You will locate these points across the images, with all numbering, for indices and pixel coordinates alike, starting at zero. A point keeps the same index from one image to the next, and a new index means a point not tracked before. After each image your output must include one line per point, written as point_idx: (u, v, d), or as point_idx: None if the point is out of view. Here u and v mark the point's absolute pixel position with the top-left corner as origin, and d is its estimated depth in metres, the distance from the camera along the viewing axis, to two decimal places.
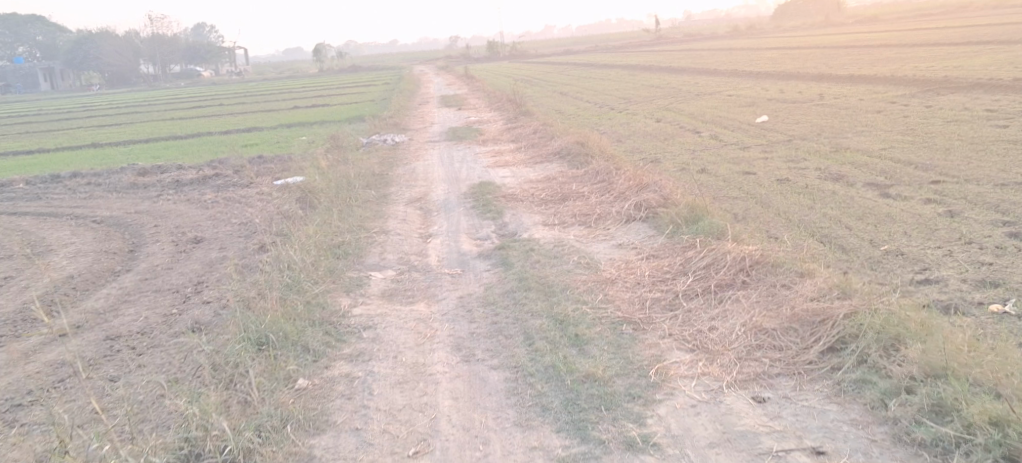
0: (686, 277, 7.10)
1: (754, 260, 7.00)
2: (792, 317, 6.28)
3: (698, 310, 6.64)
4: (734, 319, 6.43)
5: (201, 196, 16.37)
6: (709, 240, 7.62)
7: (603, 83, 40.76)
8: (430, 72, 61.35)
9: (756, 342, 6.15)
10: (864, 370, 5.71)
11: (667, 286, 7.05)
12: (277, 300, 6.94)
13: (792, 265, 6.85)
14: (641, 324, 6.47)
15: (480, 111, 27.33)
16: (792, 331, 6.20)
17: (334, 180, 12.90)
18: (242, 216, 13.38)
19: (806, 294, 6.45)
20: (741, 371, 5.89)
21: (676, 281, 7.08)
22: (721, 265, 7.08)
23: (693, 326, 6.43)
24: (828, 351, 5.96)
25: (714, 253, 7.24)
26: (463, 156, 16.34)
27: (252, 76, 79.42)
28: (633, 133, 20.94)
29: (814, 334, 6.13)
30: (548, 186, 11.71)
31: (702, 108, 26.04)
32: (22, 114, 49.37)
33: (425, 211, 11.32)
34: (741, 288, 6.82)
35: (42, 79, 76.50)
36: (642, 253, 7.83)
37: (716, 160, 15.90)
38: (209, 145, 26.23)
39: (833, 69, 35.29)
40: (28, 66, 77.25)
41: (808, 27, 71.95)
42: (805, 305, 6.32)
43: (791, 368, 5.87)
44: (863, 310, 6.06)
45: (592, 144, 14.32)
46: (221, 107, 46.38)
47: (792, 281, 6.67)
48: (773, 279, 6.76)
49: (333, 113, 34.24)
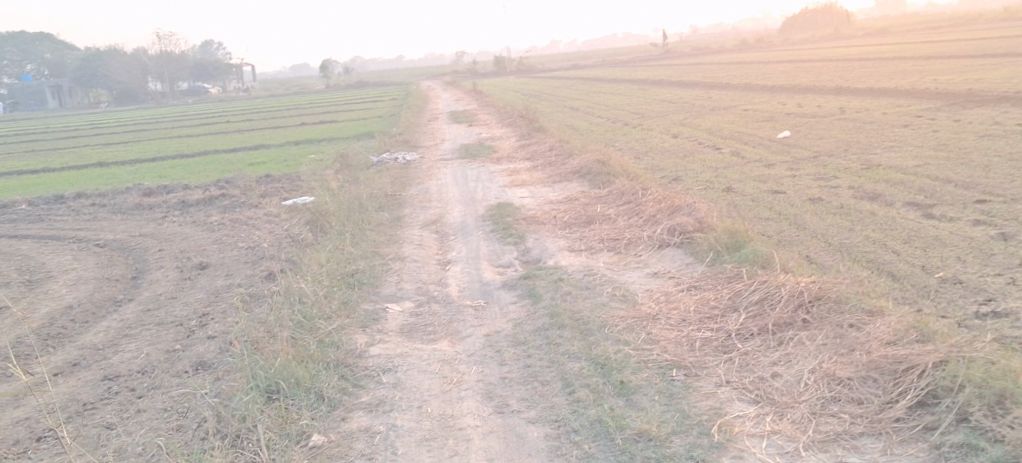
0: (737, 315, 6.54)
1: (814, 295, 6.42)
2: (869, 363, 5.65)
3: (757, 354, 6.06)
4: (800, 365, 5.84)
5: (208, 217, 15.85)
6: (756, 272, 7.08)
7: (614, 99, 40.25)
8: (438, 88, 60.93)
9: (830, 393, 5.54)
10: (967, 432, 5.01)
11: (717, 324, 6.49)
12: (288, 341, 6.35)
13: (859, 302, 6.24)
14: (693, 369, 5.91)
15: (492, 127, 26.87)
16: (872, 380, 5.57)
17: (344, 202, 12.35)
18: (249, 239, 12.81)
19: (881, 337, 5.83)
20: (817, 429, 5.28)
21: (726, 319, 6.52)
22: (777, 301, 6.49)
23: (753, 373, 5.85)
24: (917, 407, 5.30)
25: (768, 288, 6.65)
26: (477, 175, 15.78)
27: (260, 93, 79.16)
28: (651, 150, 20.37)
29: (899, 384, 5.48)
30: (570, 208, 11.13)
31: (718, 124, 25.47)
32: (30, 132, 49.20)
33: (442, 235, 10.76)
34: (802, 327, 6.23)
35: (51, 97, 76.64)
36: (683, 284, 7.28)
37: (741, 177, 15.31)
38: (216, 163, 25.71)
39: (848, 82, 34.71)
40: (37, 84, 77.42)
41: (817, 39, 71.69)
42: (882, 349, 5.69)
43: (875, 426, 5.25)
44: (957, 359, 5.39)
45: (613, 162, 13.76)
46: (228, 123, 46.09)
47: (861, 320, 6.06)
48: (839, 317, 6.16)
49: (342, 129, 33.84)
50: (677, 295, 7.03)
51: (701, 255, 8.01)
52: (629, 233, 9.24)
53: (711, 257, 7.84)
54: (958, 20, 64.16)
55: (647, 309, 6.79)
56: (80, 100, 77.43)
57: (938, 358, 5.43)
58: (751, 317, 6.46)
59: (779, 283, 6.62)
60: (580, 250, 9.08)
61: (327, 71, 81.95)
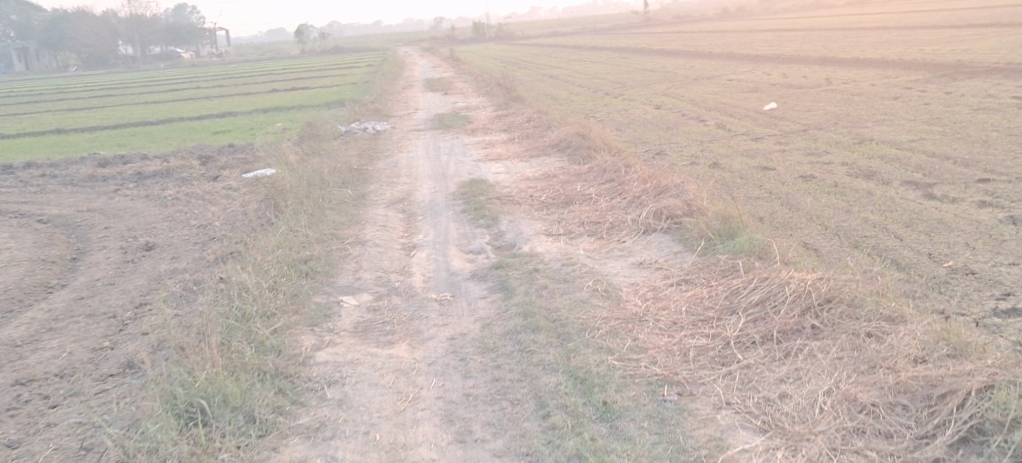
0: (735, 317, 5.83)
1: (823, 296, 5.73)
2: (898, 389, 4.98)
3: (760, 368, 5.33)
4: (814, 385, 5.13)
5: (164, 190, 14.92)
6: (753, 264, 6.35)
7: (594, 67, 39.31)
8: (415, 54, 59.68)
9: (852, 423, 4.84)
10: None
11: (712, 328, 5.78)
12: (220, 351, 5.59)
13: (875, 307, 5.57)
14: (689, 386, 5.20)
15: (469, 96, 25.96)
16: (900, 409, 4.90)
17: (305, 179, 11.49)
18: (203, 216, 11.93)
19: (906, 354, 5.18)
20: None
21: (722, 322, 5.81)
22: (780, 301, 5.80)
23: (758, 392, 5.14)
24: (959, 443, 4.65)
25: (770, 287, 5.91)
26: (450, 148, 14.93)
27: (233, 58, 77.43)
28: (633, 122, 19.58)
29: (934, 414, 4.83)
30: (548, 187, 10.35)
31: (701, 94, 24.69)
32: None
33: (409, 216, 9.94)
34: (811, 335, 5.55)
35: (17, 60, 74.62)
36: (672, 277, 6.54)
37: (728, 152, 14.57)
38: (180, 131, 24.64)
39: (833, 52, 34.00)
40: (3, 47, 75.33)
41: (798, 9, 70.94)
42: (913, 372, 5.03)
43: None
44: (1003, 385, 4.78)
45: (594, 136, 12.97)
46: (198, 89, 44.75)
47: (881, 330, 5.40)
48: (854, 325, 5.49)
49: (314, 96, 32.75)
50: (666, 291, 6.29)
51: (690, 243, 7.25)
52: (611, 216, 8.47)
53: (701, 245, 7.08)
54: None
55: (632, 309, 6.04)
56: (48, 64, 75.48)
57: (982, 383, 4.81)
58: (751, 322, 5.73)
59: (783, 281, 5.89)
60: (558, 235, 8.32)
61: (302, 35, 80.28)
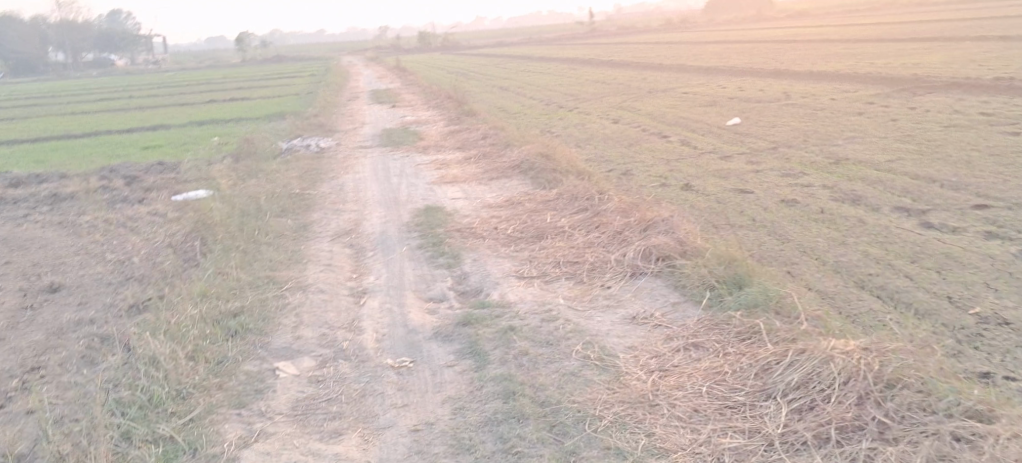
0: (772, 406, 4.84)
1: (876, 377, 4.77)
2: None
3: None
4: None
5: (80, 217, 13.53)
6: (779, 328, 5.39)
7: (543, 78, 38.40)
8: (359, 63, 58.16)
9: None
10: None
11: (746, 421, 4.78)
12: None
13: (945, 396, 4.62)
14: None
15: (417, 109, 24.81)
16: None
17: (239, 209, 10.27)
18: (122, 249, 10.64)
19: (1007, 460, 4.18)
20: None
21: (759, 414, 4.82)
22: (825, 384, 4.83)
23: None
24: None
25: (810, 363, 4.95)
26: (401, 169, 13.76)
27: (170, 66, 75.12)
28: (592, 138, 18.66)
29: None
30: (514, 218, 9.31)
31: (658, 108, 23.91)
32: None
33: (356, 253, 8.77)
34: (872, 429, 4.55)
35: None
36: (680, 341, 5.55)
37: (698, 172, 13.69)
38: (107, 147, 23.11)
39: (786, 65, 33.61)
40: None
41: (742, 21, 71.21)
42: None
43: None
44: None
45: (558, 157, 11.98)
46: (132, 99, 42.88)
47: (962, 427, 4.42)
48: (925, 421, 4.51)
49: (253, 107, 31.28)
50: (677, 364, 5.31)
51: (690, 291, 6.25)
52: (592, 255, 7.46)
53: (706, 295, 6.09)
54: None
55: (639, 389, 5.06)
56: None
57: None
58: (795, 411, 4.77)
59: (826, 355, 4.93)
60: (531, 278, 7.27)
61: (242, 43, 78.32)
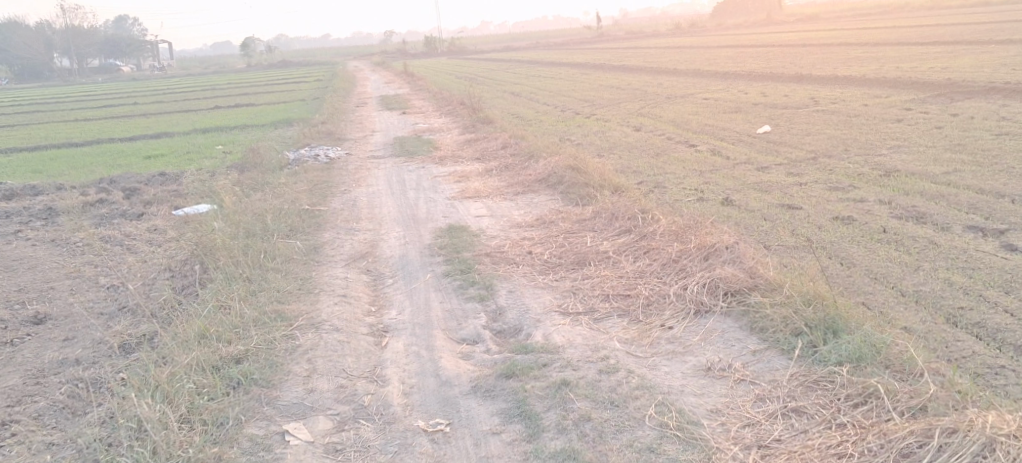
0: None
1: None
2: None
3: None
4: None
5: (75, 233, 12.71)
6: (903, 394, 4.92)
7: (555, 84, 37.50)
8: (366, 69, 57.35)
9: None
10: None
11: None
12: None
13: None
14: None
15: (429, 116, 23.94)
16: None
17: (244, 230, 9.40)
18: (116, 272, 9.78)
19: None
20: None
21: None
22: None
23: None
24: None
25: (967, 447, 4.44)
26: (418, 182, 12.87)
27: (176, 71, 74.60)
28: (615, 147, 17.76)
29: None
30: (547, 241, 8.39)
31: (680, 115, 22.98)
32: None
33: (374, 281, 7.87)
34: None
35: None
36: (782, 404, 5.06)
37: (735, 185, 12.77)
38: (108, 156, 22.32)
39: (805, 70, 32.64)
40: None
41: (752, 25, 70.12)
42: None
43: None
44: None
45: (588, 170, 11.10)
46: (136, 105, 42.18)
47: None
48: None
49: (260, 114, 30.48)
50: (780, 438, 4.83)
51: (773, 337, 5.61)
52: (646, 287, 6.57)
53: (797, 345, 5.48)
54: (894, 5, 63.24)
55: None
56: None
57: None
58: None
59: (988, 441, 4.43)
60: (577, 313, 6.35)
61: (248, 49, 77.81)
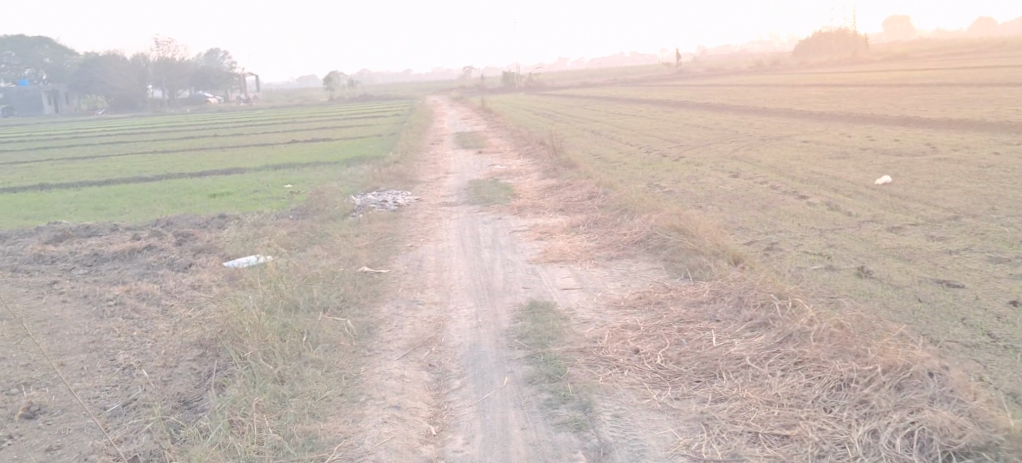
0: None
1: None
2: None
3: None
4: None
5: (115, 286, 11.55)
6: None
7: (637, 122, 35.66)
8: (444, 104, 56.48)
9: None
10: None
11: None
12: None
13: None
14: None
15: (507, 156, 22.46)
16: None
17: (286, 308, 7.91)
18: (139, 347, 8.35)
19: None
20: None
21: None
22: None
23: None
24: None
25: None
26: (494, 238, 11.22)
27: (260, 103, 75.48)
28: (713, 197, 15.88)
29: None
30: (659, 333, 6.61)
31: (781, 160, 20.89)
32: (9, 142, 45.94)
33: (436, 383, 6.20)
34: None
35: (46, 102, 73.90)
36: None
37: (867, 250, 10.75)
38: (173, 193, 21.40)
39: (911, 111, 30.07)
40: (34, 90, 74.67)
41: (840, 63, 67.16)
42: None
43: None
44: None
45: (698, 233, 9.28)
46: (215, 137, 42.15)
47: None
48: None
49: (333, 149, 29.57)
50: None
51: None
52: (811, 427, 5.02)
53: None
54: (997, 42, 59.52)
55: None
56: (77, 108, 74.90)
57: None
58: None
59: None
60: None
61: (329, 83, 78.30)
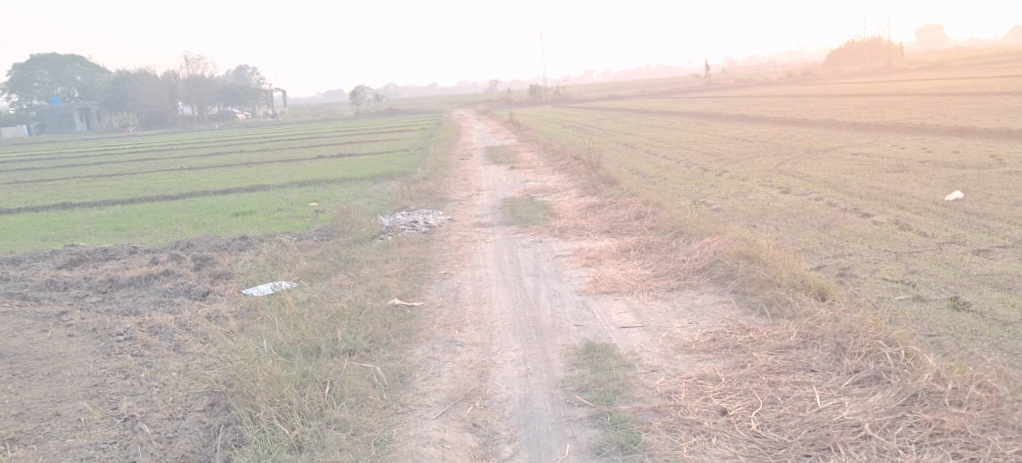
0: None
1: None
2: None
3: None
4: None
5: (126, 316, 10.66)
6: None
7: (671, 134, 34.54)
8: (471, 117, 55.83)
9: None
10: None
11: None
12: None
13: None
14: None
15: (541, 171, 21.52)
16: None
17: (308, 355, 6.93)
18: (145, 394, 7.27)
19: None
20: None
21: None
22: None
23: None
24: None
25: None
26: (538, 264, 10.22)
27: (288, 119, 75.16)
28: (766, 215, 14.79)
29: None
30: (747, 385, 5.61)
31: (832, 174, 19.70)
32: (39, 158, 45.88)
33: (483, 451, 5.25)
34: None
35: (77, 118, 74.29)
36: None
37: (957, 279, 9.63)
38: (196, 213, 20.57)
39: (962, 121, 28.73)
40: (66, 107, 75.10)
41: (874, 71, 65.69)
42: None
43: None
44: None
45: (772, 261, 8.17)
46: (242, 152, 41.67)
47: None
48: None
49: (361, 165, 28.79)
50: None
51: None
52: None
53: None
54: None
55: None
56: (108, 124, 75.25)
57: None
58: None
59: None
60: None
61: (356, 98, 77.96)
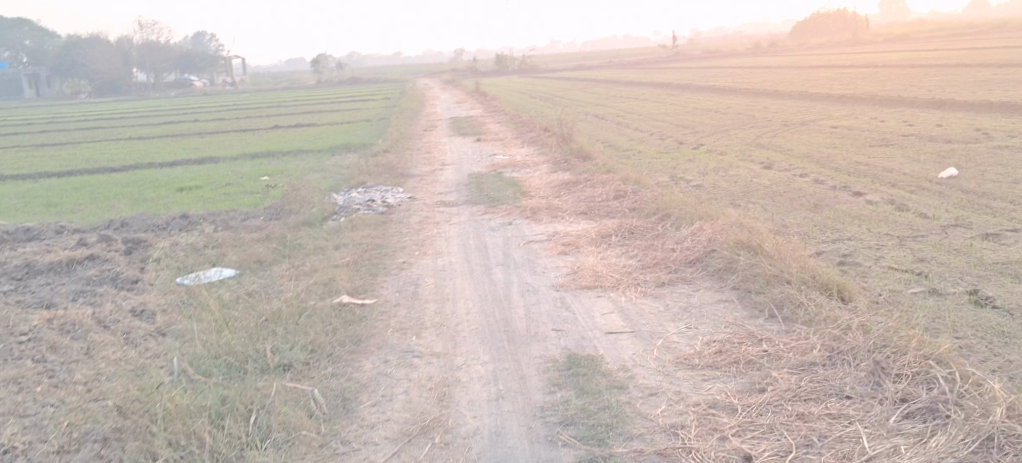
0: None
1: None
2: None
3: None
4: None
5: (38, 309, 9.33)
6: None
7: (641, 106, 33.47)
8: (435, 87, 54.39)
9: None
10: None
11: None
12: None
13: None
14: None
15: (509, 144, 20.36)
16: None
17: (233, 373, 5.76)
18: (37, 415, 6.04)
19: None
20: None
21: None
22: None
23: None
24: None
25: None
26: (508, 251, 9.09)
27: (246, 87, 72.68)
28: (751, 193, 13.78)
29: None
30: (770, 416, 4.74)
31: (814, 149, 18.72)
32: None
33: None
34: None
35: (25, 84, 71.32)
36: None
37: (973, 269, 8.69)
38: (137, 187, 19.06)
39: (939, 93, 27.90)
40: (14, 72, 72.08)
41: (839, 43, 65.05)
42: None
43: None
44: None
45: (779, 254, 7.11)
46: (196, 121, 39.84)
47: None
48: None
49: (320, 135, 27.34)
50: None
51: None
52: None
53: None
54: (994, 23, 57.50)
55: None
56: (59, 90, 72.45)
57: None
58: None
59: None
60: None
61: (317, 66, 75.77)
